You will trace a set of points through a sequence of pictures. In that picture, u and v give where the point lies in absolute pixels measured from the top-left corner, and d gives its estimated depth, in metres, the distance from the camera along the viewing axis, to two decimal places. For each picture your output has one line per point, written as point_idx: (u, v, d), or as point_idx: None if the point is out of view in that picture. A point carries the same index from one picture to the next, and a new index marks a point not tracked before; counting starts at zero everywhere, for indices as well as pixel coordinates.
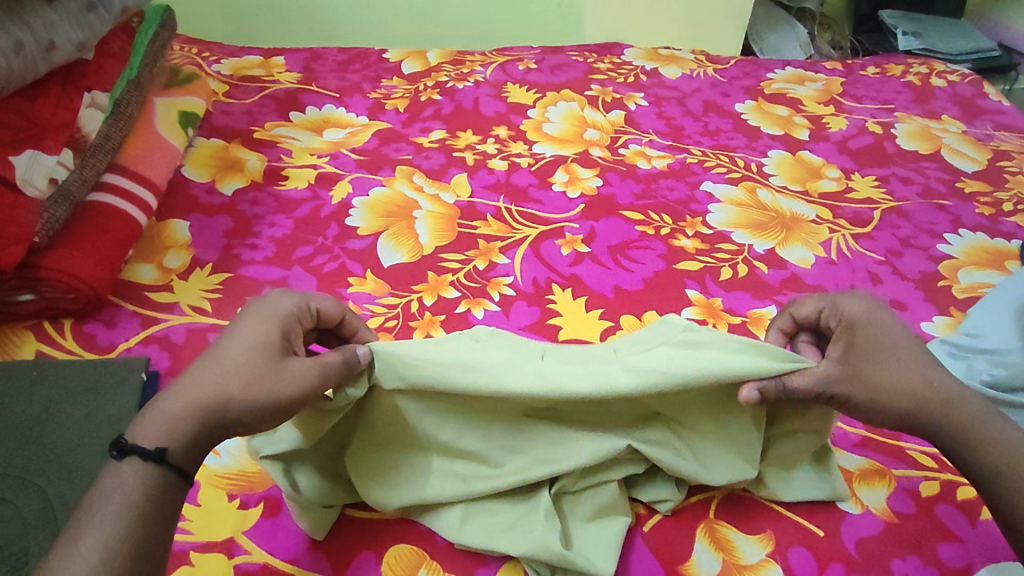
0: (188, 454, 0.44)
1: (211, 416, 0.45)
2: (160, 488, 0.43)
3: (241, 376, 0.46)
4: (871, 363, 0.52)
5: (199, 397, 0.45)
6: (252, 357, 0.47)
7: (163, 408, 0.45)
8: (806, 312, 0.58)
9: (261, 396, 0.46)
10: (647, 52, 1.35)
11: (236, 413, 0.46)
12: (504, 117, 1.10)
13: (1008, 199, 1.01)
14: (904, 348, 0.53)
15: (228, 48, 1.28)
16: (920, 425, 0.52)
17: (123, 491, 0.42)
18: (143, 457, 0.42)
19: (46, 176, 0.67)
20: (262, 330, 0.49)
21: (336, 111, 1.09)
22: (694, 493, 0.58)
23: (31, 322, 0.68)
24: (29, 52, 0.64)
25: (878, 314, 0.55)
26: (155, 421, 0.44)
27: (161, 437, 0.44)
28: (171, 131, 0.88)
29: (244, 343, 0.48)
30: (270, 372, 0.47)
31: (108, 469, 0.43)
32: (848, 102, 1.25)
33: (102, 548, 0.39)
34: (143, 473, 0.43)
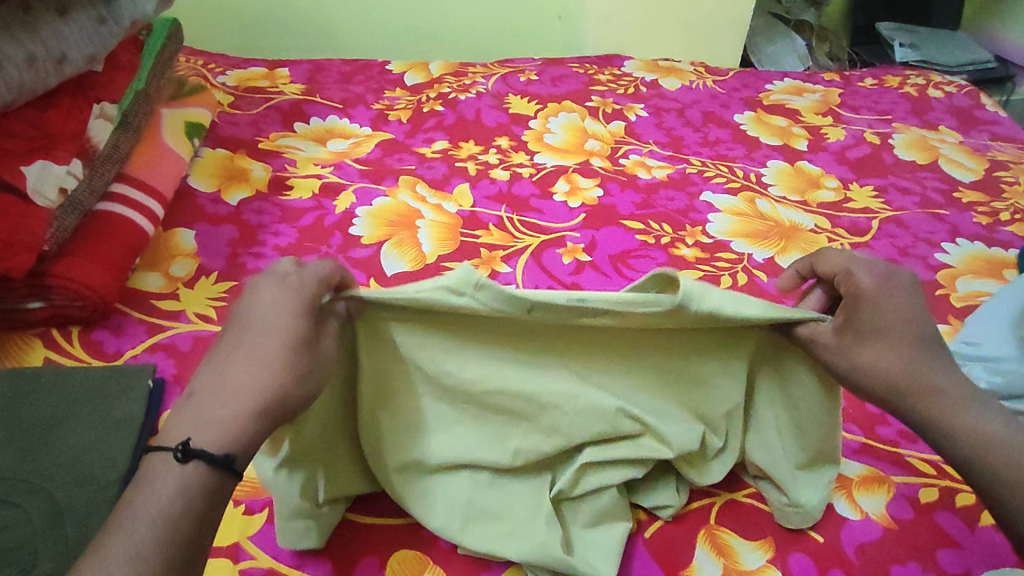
0: (248, 451, 0.44)
1: (265, 418, 0.45)
2: (219, 489, 0.43)
3: (283, 370, 0.46)
4: (874, 344, 0.50)
5: (250, 399, 0.45)
6: (287, 355, 0.46)
7: (211, 413, 0.44)
8: (825, 267, 0.56)
9: (303, 391, 0.46)
10: (647, 64, 1.37)
11: (286, 406, 0.46)
12: (506, 128, 1.12)
13: (1006, 208, 1.02)
14: (910, 323, 0.51)
15: (234, 60, 1.29)
16: (891, 404, 0.51)
17: (185, 494, 0.42)
18: (210, 461, 0.42)
19: (56, 186, 0.68)
20: (284, 317, 0.47)
21: (340, 122, 1.10)
22: (695, 499, 0.58)
23: (39, 330, 0.68)
24: (41, 65, 0.65)
25: (894, 286, 0.51)
26: (210, 427, 0.43)
27: (224, 443, 0.43)
28: (178, 141, 0.90)
29: (270, 337, 0.47)
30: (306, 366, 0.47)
31: (165, 467, 0.42)
32: (847, 113, 1.26)
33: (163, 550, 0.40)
34: (203, 475, 0.42)
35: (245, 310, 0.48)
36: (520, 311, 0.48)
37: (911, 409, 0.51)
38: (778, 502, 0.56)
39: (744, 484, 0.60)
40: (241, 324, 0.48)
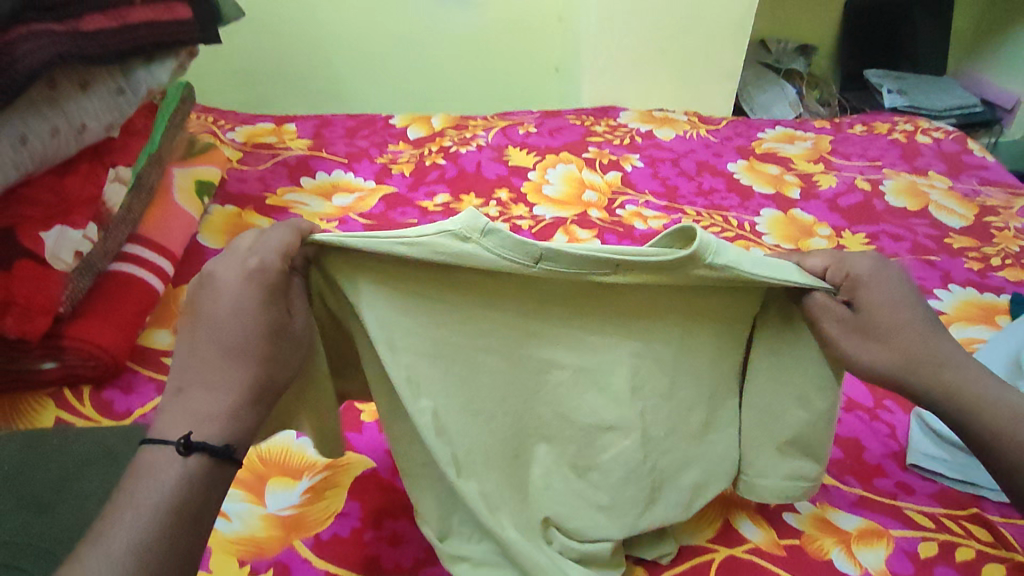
0: (243, 434, 0.45)
1: (257, 405, 0.46)
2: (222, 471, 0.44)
3: (269, 355, 0.47)
4: (884, 327, 0.55)
5: (238, 387, 0.45)
6: (271, 341, 0.47)
7: (201, 404, 0.44)
8: (814, 265, 0.57)
9: (289, 370, 0.49)
10: (642, 115, 1.41)
11: (275, 384, 0.48)
12: (506, 180, 1.15)
13: (996, 253, 1.04)
14: (906, 311, 0.56)
15: (243, 117, 1.34)
16: (908, 382, 0.56)
17: (178, 483, 0.42)
18: (212, 454, 0.43)
19: (72, 250, 0.70)
20: (265, 302, 0.47)
21: (345, 176, 1.14)
22: (696, 555, 0.58)
23: (50, 388, 0.70)
24: (63, 136, 0.68)
25: (887, 271, 0.56)
26: (203, 419, 0.44)
27: (221, 432, 0.44)
28: (189, 200, 0.93)
29: (254, 326, 0.46)
30: (287, 348, 0.48)
31: (158, 460, 0.42)
32: (838, 160, 1.29)
33: (159, 538, 0.39)
34: (195, 464, 0.42)
35: (220, 292, 0.46)
36: (529, 262, 0.49)
37: (924, 381, 0.55)
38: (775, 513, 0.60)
39: (744, 539, 0.60)
40: (219, 310, 0.46)
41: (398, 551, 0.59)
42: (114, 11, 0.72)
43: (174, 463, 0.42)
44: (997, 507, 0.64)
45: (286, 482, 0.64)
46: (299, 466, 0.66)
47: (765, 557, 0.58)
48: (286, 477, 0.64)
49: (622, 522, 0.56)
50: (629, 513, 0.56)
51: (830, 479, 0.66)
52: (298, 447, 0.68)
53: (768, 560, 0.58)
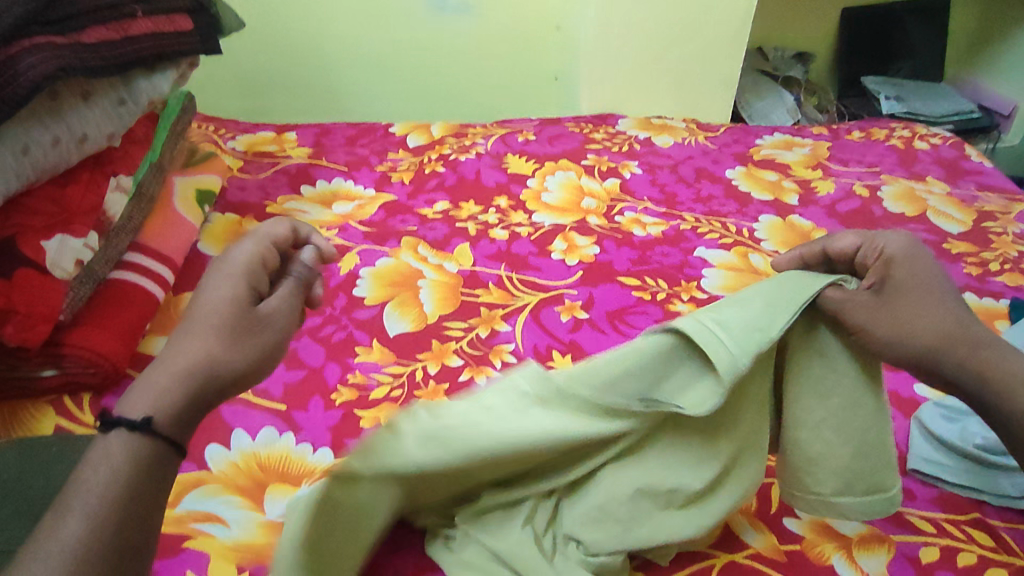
0: (180, 410, 0.49)
1: (200, 378, 0.51)
2: (156, 448, 0.47)
3: (220, 334, 0.53)
4: (908, 298, 0.58)
5: (182, 364, 0.51)
6: (226, 318, 0.55)
7: (146, 381, 0.49)
8: (845, 245, 0.64)
9: (242, 354, 0.54)
10: (640, 122, 1.42)
11: (220, 368, 0.52)
12: (505, 187, 1.16)
13: (994, 259, 1.04)
14: (939, 290, 0.59)
15: (243, 126, 1.35)
16: (937, 358, 0.57)
17: (111, 459, 0.45)
18: (129, 426, 0.46)
19: (73, 258, 0.70)
20: (229, 287, 0.57)
21: (345, 184, 1.15)
22: (695, 560, 0.58)
23: (51, 396, 0.70)
24: (64, 145, 0.69)
25: (920, 252, 0.60)
26: (143, 392, 0.48)
27: (155, 403, 0.48)
28: (189, 208, 0.94)
29: (215, 306, 0.55)
30: (245, 330, 0.55)
31: (95, 440, 0.46)
32: (835, 166, 1.30)
33: (88, 513, 0.42)
34: (129, 443, 0.46)
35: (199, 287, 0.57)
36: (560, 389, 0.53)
37: (950, 358, 0.56)
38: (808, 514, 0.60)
39: (745, 545, 0.60)
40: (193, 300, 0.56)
41: (398, 558, 0.58)
42: (116, 24, 0.73)
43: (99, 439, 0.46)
44: (999, 513, 0.63)
45: (286, 490, 0.64)
46: (299, 473, 0.65)
47: (764, 562, 0.58)
48: (286, 484, 0.64)
49: (626, 536, 0.55)
50: (633, 526, 0.55)
51: None
52: (298, 454, 0.67)
53: (768, 565, 0.58)
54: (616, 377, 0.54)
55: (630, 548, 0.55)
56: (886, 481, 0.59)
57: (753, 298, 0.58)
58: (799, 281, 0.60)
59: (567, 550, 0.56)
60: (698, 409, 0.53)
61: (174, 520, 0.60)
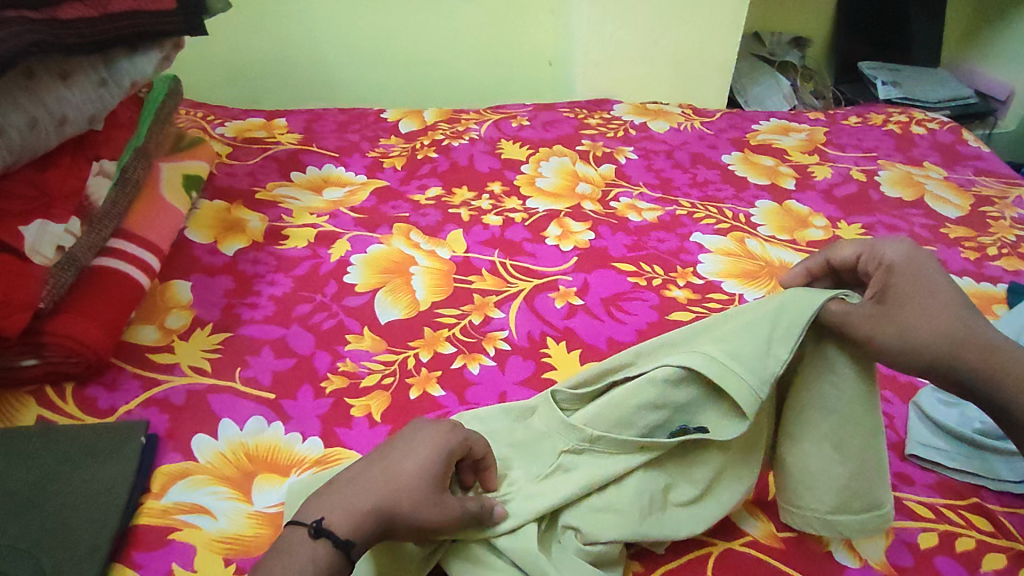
0: (366, 543, 0.48)
1: (381, 520, 0.49)
2: (340, 569, 0.47)
3: (414, 490, 0.50)
4: (913, 303, 0.56)
5: (372, 500, 0.49)
6: (425, 479, 0.50)
7: (347, 498, 0.49)
8: (845, 255, 0.62)
9: (422, 517, 0.50)
10: (636, 108, 1.40)
11: (406, 519, 0.49)
12: (499, 173, 1.14)
13: (992, 243, 1.03)
14: (942, 294, 0.56)
15: (232, 112, 1.32)
16: (951, 364, 0.55)
17: (314, 565, 0.46)
18: (335, 543, 0.47)
19: (53, 244, 0.69)
20: (438, 448, 0.52)
21: (336, 171, 1.13)
22: (692, 549, 0.57)
23: (33, 386, 0.69)
24: (43, 127, 0.67)
25: (920, 258, 0.58)
26: (342, 510, 0.48)
27: (350, 528, 0.47)
28: (176, 195, 0.92)
29: (420, 461, 0.51)
30: (434, 499, 0.50)
31: (300, 536, 0.47)
32: (833, 151, 1.29)
33: None
34: (328, 559, 0.46)
35: (412, 428, 0.54)
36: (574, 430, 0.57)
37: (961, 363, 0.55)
38: (812, 527, 0.57)
39: (742, 533, 0.59)
40: (401, 438, 0.53)
41: None
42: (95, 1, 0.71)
43: (308, 543, 0.46)
44: (997, 497, 0.63)
45: (275, 480, 0.62)
46: (288, 463, 0.64)
47: (761, 550, 0.58)
48: (275, 474, 0.63)
49: (625, 525, 0.54)
50: (631, 516, 0.54)
51: None
52: (287, 443, 0.66)
53: (765, 552, 0.57)
54: (632, 412, 0.56)
55: (628, 538, 0.53)
56: (881, 496, 0.56)
57: (755, 325, 0.56)
58: (801, 299, 0.57)
59: (563, 539, 0.54)
60: (723, 434, 0.55)
61: (159, 512, 0.59)
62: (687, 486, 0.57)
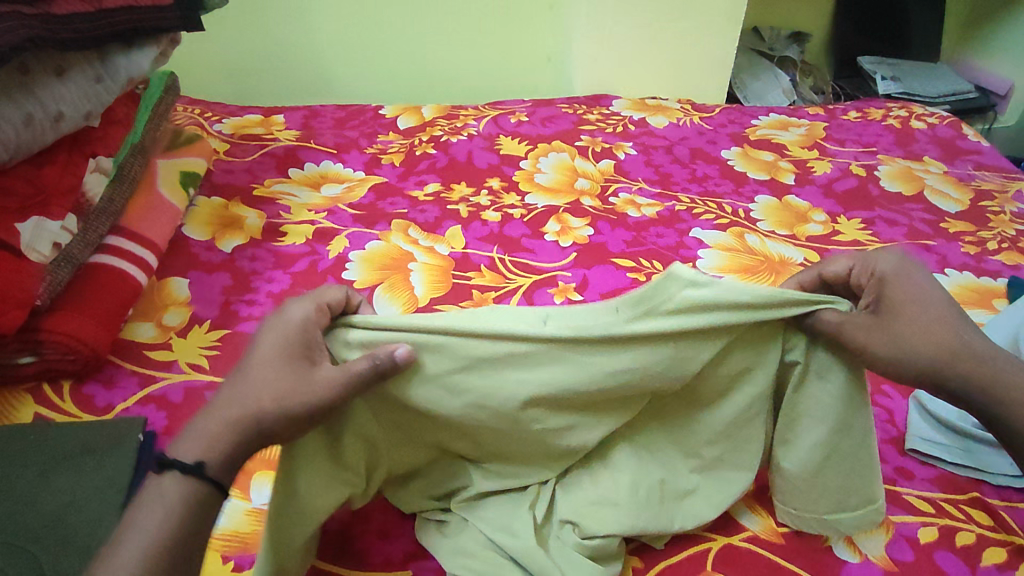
0: (224, 460, 0.46)
1: (244, 433, 0.47)
2: (202, 487, 0.45)
3: (265, 390, 0.47)
4: (906, 315, 0.53)
5: (229, 415, 0.47)
6: (273, 372, 0.48)
7: (201, 423, 0.47)
8: (836, 268, 0.59)
9: (286, 410, 0.47)
10: (635, 103, 1.40)
11: (269, 420, 0.47)
12: (498, 169, 1.14)
13: (992, 237, 1.03)
14: (936, 305, 0.53)
15: (230, 108, 1.32)
16: (944, 378, 0.53)
17: (165, 504, 0.44)
18: (182, 470, 0.44)
19: (50, 241, 0.68)
20: (278, 340, 0.50)
21: (334, 167, 1.12)
22: (691, 544, 0.57)
23: (30, 384, 0.68)
24: (38, 124, 0.66)
25: (912, 267, 0.55)
26: (195, 437, 0.46)
27: (202, 449, 0.45)
28: (173, 191, 0.91)
29: (265, 360, 0.49)
30: (288, 384, 0.48)
31: (150, 480, 0.45)
32: (832, 146, 1.28)
33: (138, 546, 0.41)
34: (182, 486, 0.44)
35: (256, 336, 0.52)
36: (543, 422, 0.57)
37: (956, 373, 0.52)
38: (805, 525, 0.57)
39: (742, 528, 0.59)
40: (248, 351, 0.51)
41: (389, 545, 0.57)
42: None
43: (154, 479, 0.45)
44: (997, 491, 0.63)
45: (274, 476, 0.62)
46: None
47: (761, 544, 0.57)
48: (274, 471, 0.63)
49: (623, 518, 0.54)
50: (629, 508, 0.54)
51: None
52: None
53: (764, 547, 0.57)
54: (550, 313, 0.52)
55: (628, 532, 0.53)
56: (874, 492, 0.57)
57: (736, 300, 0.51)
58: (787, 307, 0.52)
59: (563, 534, 0.55)
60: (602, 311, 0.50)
61: None
62: (686, 480, 0.58)
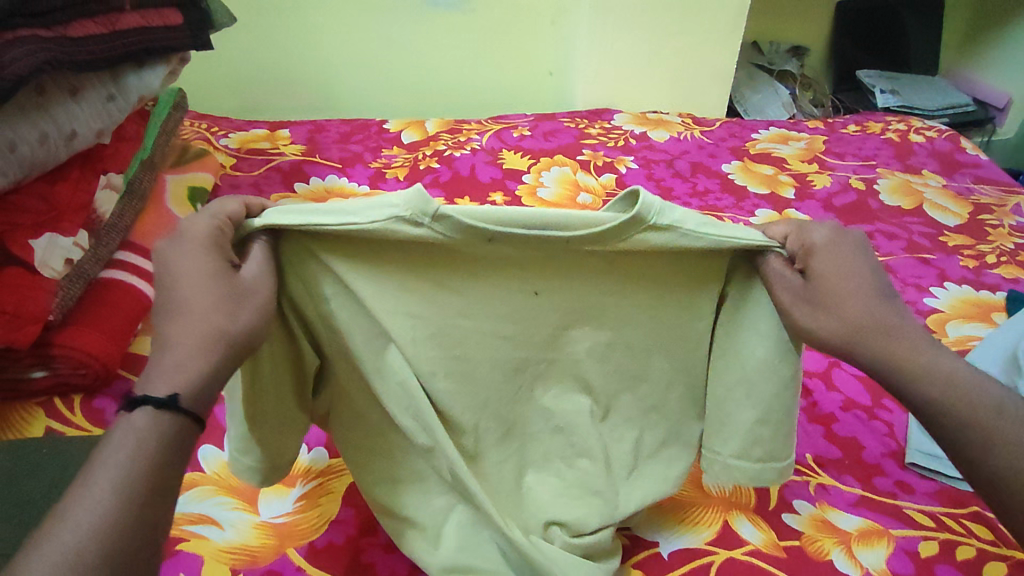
0: (201, 387, 0.44)
1: (219, 353, 0.45)
2: (184, 416, 0.42)
3: (218, 307, 0.45)
4: (829, 294, 0.51)
5: (190, 344, 0.44)
6: (213, 288, 0.46)
7: (156, 362, 0.44)
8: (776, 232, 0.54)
9: (248, 319, 0.46)
10: (636, 117, 1.41)
11: (237, 332, 0.46)
12: (501, 183, 1.15)
13: (991, 251, 1.04)
14: (857, 283, 0.52)
15: (236, 123, 1.34)
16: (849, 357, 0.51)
17: (136, 440, 0.40)
18: (159, 405, 0.41)
19: (62, 257, 0.69)
20: (196, 256, 0.46)
21: (339, 181, 1.14)
22: (693, 557, 0.58)
23: (41, 398, 0.69)
24: (53, 142, 0.68)
25: (843, 241, 0.53)
26: (161, 376, 0.43)
27: (177, 382, 0.43)
28: (181, 206, 0.93)
29: (193, 279, 0.46)
30: (235, 295, 0.46)
31: (114, 424, 0.41)
32: (831, 160, 1.30)
33: (112, 487, 0.38)
34: (156, 420, 0.41)
35: (160, 263, 0.47)
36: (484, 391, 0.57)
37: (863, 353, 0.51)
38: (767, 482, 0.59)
39: (744, 541, 0.59)
40: (160, 278, 0.46)
41: (392, 558, 0.58)
42: (104, 19, 0.72)
43: (124, 419, 0.41)
44: None
45: (281, 491, 0.63)
46: (293, 473, 0.65)
47: (763, 558, 0.58)
48: (280, 485, 0.64)
49: (606, 506, 0.57)
50: (608, 499, 0.57)
51: (829, 479, 0.65)
52: None
53: (766, 560, 0.58)
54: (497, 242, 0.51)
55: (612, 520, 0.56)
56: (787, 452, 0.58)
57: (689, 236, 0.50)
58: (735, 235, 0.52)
59: (551, 535, 0.56)
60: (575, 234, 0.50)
61: None
62: (661, 475, 0.59)
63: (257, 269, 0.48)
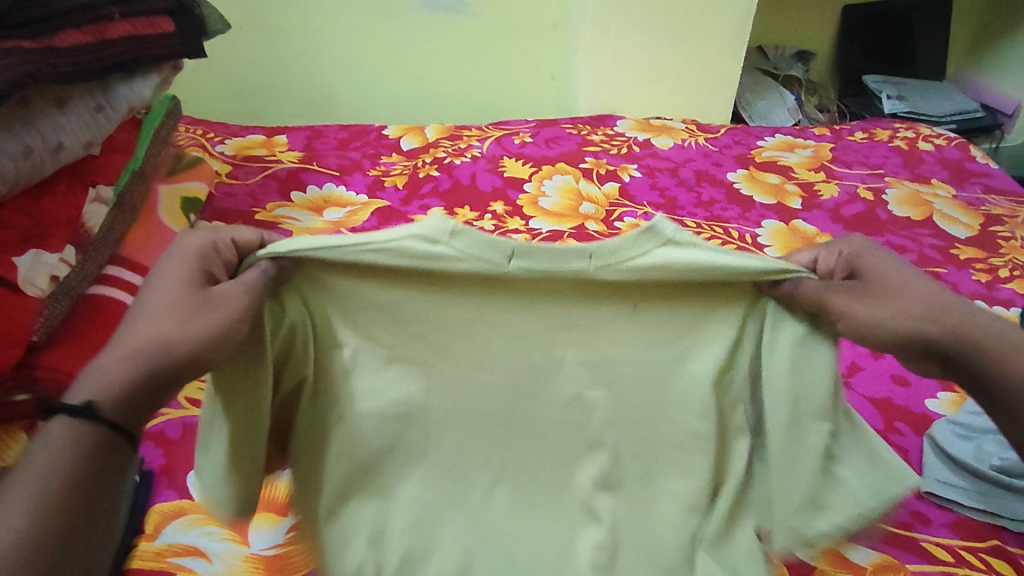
0: (118, 400, 0.45)
1: (151, 366, 0.46)
2: (90, 447, 0.43)
3: (168, 315, 0.48)
4: (886, 291, 0.55)
5: (136, 344, 0.47)
6: (178, 297, 0.49)
7: (98, 364, 0.46)
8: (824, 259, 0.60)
9: (197, 330, 0.47)
10: (640, 124, 1.39)
11: (180, 342, 0.46)
12: (501, 192, 1.12)
13: (1003, 264, 1.02)
14: (919, 280, 0.56)
15: (232, 129, 1.31)
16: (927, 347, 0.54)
17: (63, 453, 0.43)
18: (70, 412, 0.43)
19: (47, 274, 0.67)
20: (183, 264, 0.51)
21: (336, 190, 1.11)
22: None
23: None
24: (38, 156, 0.65)
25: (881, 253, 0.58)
26: (87, 383, 0.45)
27: (94, 391, 0.45)
28: (174, 218, 0.90)
29: (173, 283, 0.50)
30: (192, 305, 0.48)
31: (42, 432, 0.44)
32: (839, 168, 1.27)
33: (31, 499, 0.40)
34: (71, 427, 0.43)
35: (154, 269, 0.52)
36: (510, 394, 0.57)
37: (952, 340, 0.54)
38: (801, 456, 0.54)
39: None
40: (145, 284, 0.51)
41: None
42: (91, 28, 0.70)
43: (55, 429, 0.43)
44: (1018, 539, 0.61)
45: (272, 519, 0.61)
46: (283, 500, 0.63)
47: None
48: (271, 514, 0.61)
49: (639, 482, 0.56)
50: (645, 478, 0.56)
51: None
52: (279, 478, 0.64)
53: None
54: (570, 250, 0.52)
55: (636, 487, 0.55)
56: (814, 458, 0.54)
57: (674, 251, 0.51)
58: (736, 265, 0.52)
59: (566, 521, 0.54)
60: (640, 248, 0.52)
61: (152, 555, 0.57)
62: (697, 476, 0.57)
63: (227, 285, 0.48)
